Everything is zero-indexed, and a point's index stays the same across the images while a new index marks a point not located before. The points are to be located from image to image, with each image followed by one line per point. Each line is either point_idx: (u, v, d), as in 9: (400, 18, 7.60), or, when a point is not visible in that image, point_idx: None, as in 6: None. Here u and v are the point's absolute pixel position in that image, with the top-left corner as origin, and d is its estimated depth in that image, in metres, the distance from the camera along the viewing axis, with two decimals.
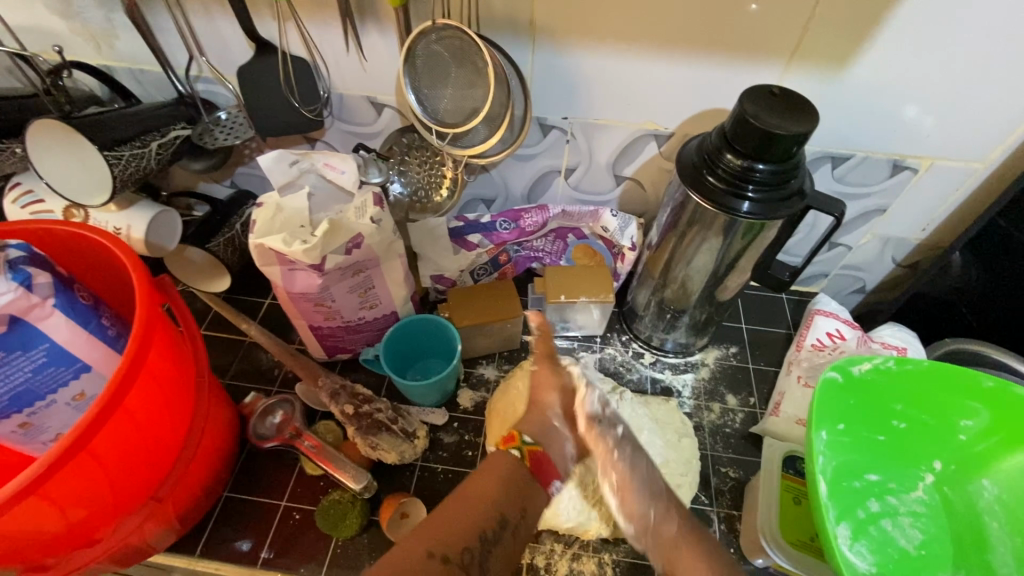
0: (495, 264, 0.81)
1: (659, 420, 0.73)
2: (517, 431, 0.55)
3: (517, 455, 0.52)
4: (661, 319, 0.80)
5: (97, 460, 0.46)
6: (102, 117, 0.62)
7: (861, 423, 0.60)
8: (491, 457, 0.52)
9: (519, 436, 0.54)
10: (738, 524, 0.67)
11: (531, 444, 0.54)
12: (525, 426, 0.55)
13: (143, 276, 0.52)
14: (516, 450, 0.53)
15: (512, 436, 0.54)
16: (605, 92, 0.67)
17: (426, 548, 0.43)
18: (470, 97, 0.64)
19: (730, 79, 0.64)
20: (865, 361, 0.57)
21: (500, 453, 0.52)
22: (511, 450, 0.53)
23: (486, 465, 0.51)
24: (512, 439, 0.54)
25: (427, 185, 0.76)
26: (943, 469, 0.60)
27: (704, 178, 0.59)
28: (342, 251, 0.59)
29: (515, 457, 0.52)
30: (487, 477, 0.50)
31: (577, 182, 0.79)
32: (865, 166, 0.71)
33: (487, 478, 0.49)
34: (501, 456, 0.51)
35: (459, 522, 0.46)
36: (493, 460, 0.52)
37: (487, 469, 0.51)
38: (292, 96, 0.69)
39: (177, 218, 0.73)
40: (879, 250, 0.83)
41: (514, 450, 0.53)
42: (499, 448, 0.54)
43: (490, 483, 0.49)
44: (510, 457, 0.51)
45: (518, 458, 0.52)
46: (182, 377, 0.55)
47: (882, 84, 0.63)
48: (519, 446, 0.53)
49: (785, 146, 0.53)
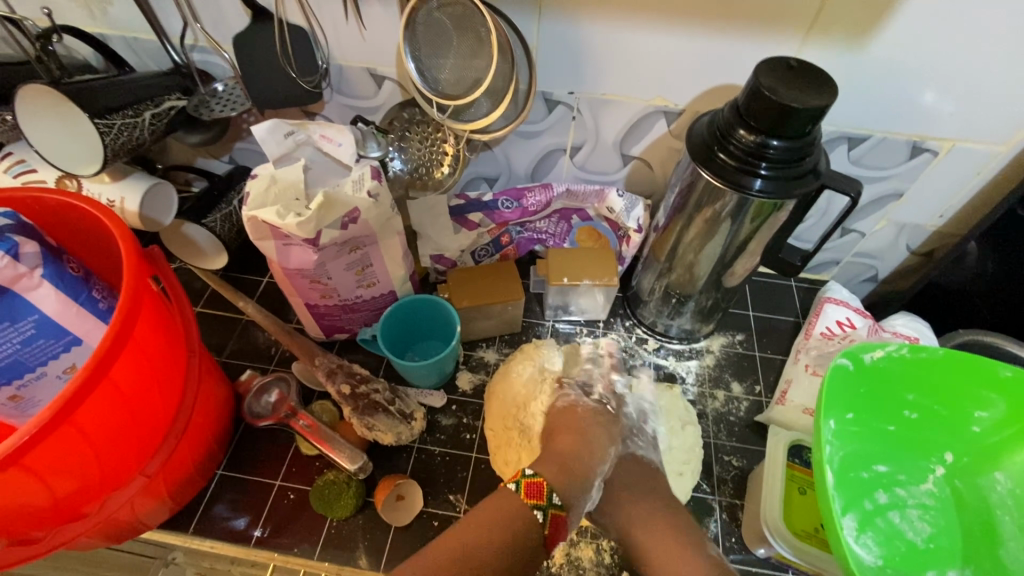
0: (497, 245, 0.80)
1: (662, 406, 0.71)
2: (547, 488, 0.55)
3: (540, 519, 0.53)
4: (667, 304, 0.78)
5: (81, 433, 0.45)
6: (92, 84, 0.60)
7: (872, 413, 0.58)
8: (510, 503, 0.53)
9: (548, 497, 0.54)
10: (741, 513, 0.66)
11: (556, 508, 0.54)
12: (556, 486, 0.55)
13: (131, 245, 0.50)
14: (540, 514, 0.53)
15: (540, 493, 0.54)
16: (613, 64, 0.64)
17: None
18: (473, 67, 0.62)
19: (745, 51, 0.61)
20: (878, 348, 0.55)
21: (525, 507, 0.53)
22: (534, 512, 0.53)
23: (502, 515, 0.52)
24: (541, 498, 0.54)
25: (428, 162, 0.73)
26: (954, 461, 0.58)
27: (716, 155, 0.57)
28: (337, 225, 0.58)
29: (537, 521, 0.53)
30: (502, 526, 0.51)
31: (583, 161, 0.77)
32: (882, 148, 0.68)
33: (500, 530, 0.51)
34: (527, 513, 0.53)
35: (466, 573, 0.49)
36: (509, 515, 0.52)
37: (499, 518, 0.52)
38: (288, 64, 0.66)
39: (172, 193, 0.71)
40: (894, 237, 0.80)
41: (538, 511, 0.53)
42: (523, 500, 0.53)
43: (499, 538, 0.51)
44: (533, 519, 0.53)
45: (540, 523, 0.53)
46: (172, 350, 0.53)
47: (907, 60, 0.60)
48: (544, 509, 0.54)
49: (800, 121, 0.50)
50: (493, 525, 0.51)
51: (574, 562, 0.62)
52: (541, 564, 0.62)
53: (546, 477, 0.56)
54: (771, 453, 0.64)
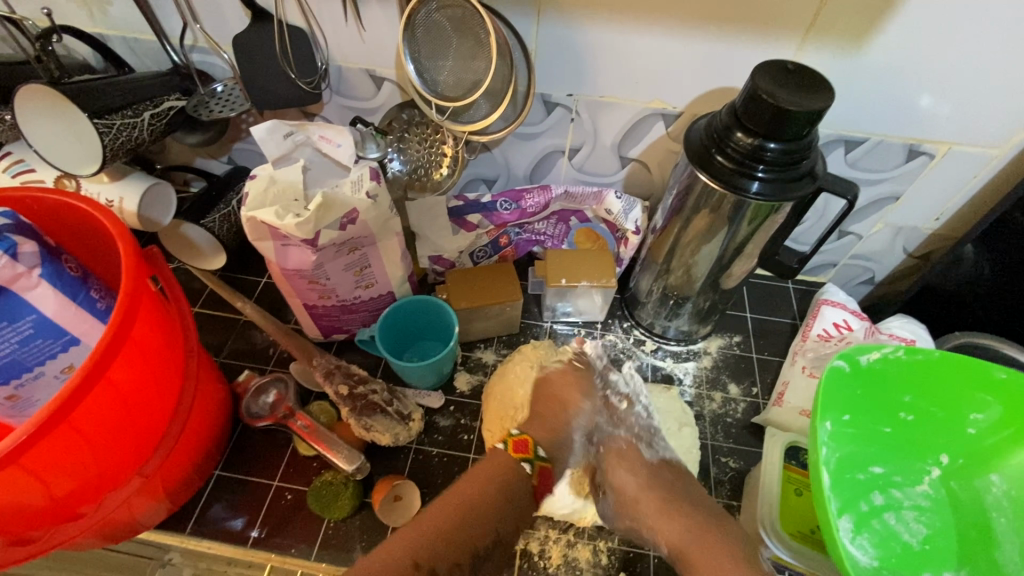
0: (495, 246, 0.80)
1: (659, 407, 0.72)
2: (533, 443, 0.60)
3: (529, 470, 0.57)
4: (664, 306, 0.78)
5: (79, 433, 0.45)
6: (92, 84, 0.60)
7: (868, 415, 0.58)
8: (496, 454, 0.58)
9: (533, 449, 0.59)
10: (737, 515, 0.66)
11: (541, 459, 0.59)
12: (540, 441, 0.61)
13: (129, 245, 0.50)
14: (529, 467, 0.58)
15: (527, 448, 0.59)
16: (612, 67, 0.65)
17: (414, 559, 0.47)
18: (471, 69, 0.62)
19: (742, 54, 0.61)
20: (874, 351, 0.55)
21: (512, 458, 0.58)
22: (523, 464, 0.58)
23: (495, 466, 0.57)
24: (527, 450, 0.59)
25: (427, 162, 0.73)
26: (950, 463, 0.59)
27: (713, 157, 0.57)
28: (336, 226, 0.58)
29: (526, 472, 0.57)
30: (495, 475, 0.56)
31: (581, 162, 0.77)
32: (878, 151, 0.69)
33: (493, 478, 0.55)
34: (516, 465, 0.57)
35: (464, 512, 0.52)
36: (500, 467, 0.57)
37: (492, 467, 0.57)
38: (287, 66, 0.66)
39: (171, 192, 0.72)
40: (890, 239, 0.80)
41: (526, 463, 0.58)
42: (512, 453, 0.58)
43: (493, 483, 0.55)
44: (522, 471, 0.57)
45: (529, 474, 0.58)
46: (170, 351, 0.53)
47: (902, 64, 0.60)
48: (531, 459, 0.58)
49: (797, 123, 0.51)
50: (488, 477, 0.55)
51: (571, 563, 0.62)
52: (537, 564, 0.62)
53: (532, 435, 0.61)
54: (767, 454, 0.65)
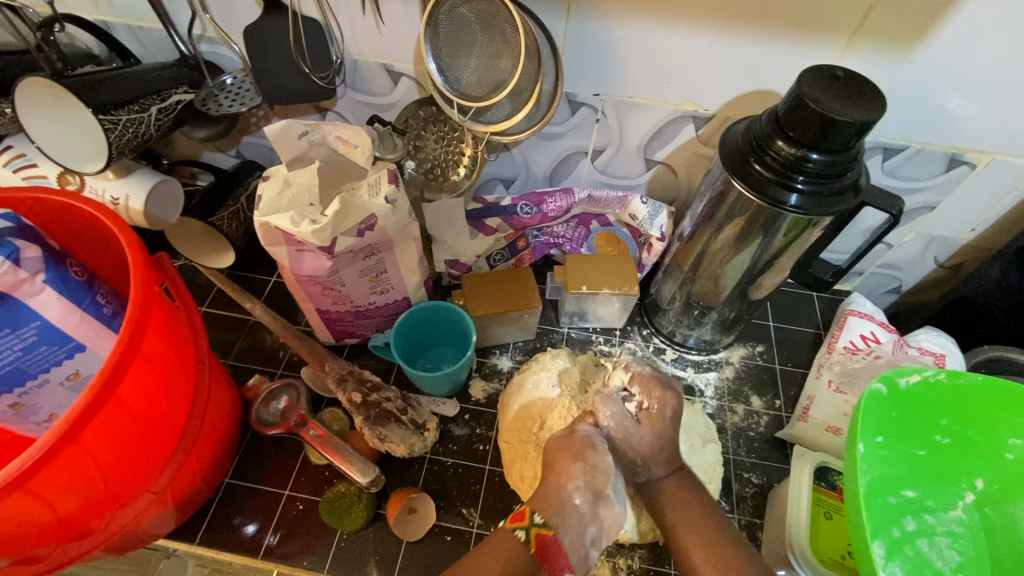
0: (513, 249, 0.78)
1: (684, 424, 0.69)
2: (529, 509, 0.53)
3: (522, 538, 0.51)
4: (687, 315, 0.76)
5: (87, 453, 0.43)
6: (97, 77, 0.58)
7: (902, 437, 0.56)
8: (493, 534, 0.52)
9: (529, 516, 0.52)
10: (760, 532, 0.64)
11: (539, 526, 0.52)
12: (536, 506, 0.53)
13: (137, 251, 0.48)
14: (523, 534, 0.51)
15: (522, 515, 0.53)
16: (644, 66, 0.61)
17: None
18: (495, 68, 0.59)
19: (782, 57, 0.58)
20: (914, 373, 0.53)
21: (505, 531, 0.52)
22: (516, 533, 0.51)
23: (506, 556, 0.50)
24: (519, 518, 0.52)
25: (444, 162, 0.70)
26: (984, 488, 0.57)
27: (750, 166, 0.55)
28: (353, 232, 0.55)
29: (519, 540, 0.51)
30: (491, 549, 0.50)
31: (604, 164, 0.74)
32: (918, 158, 0.66)
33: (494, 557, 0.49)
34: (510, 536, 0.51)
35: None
36: (515, 552, 0.50)
37: (505, 559, 0.49)
38: (302, 61, 0.63)
39: (178, 187, 0.68)
40: (922, 249, 0.77)
41: (519, 531, 0.51)
42: (506, 526, 0.53)
43: (482, 558, 0.49)
44: (514, 538, 0.51)
45: (523, 543, 0.51)
46: (181, 363, 0.51)
47: (951, 72, 0.57)
48: (525, 527, 0.52)
49: (844, 134, 0.48)
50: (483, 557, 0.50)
51: None
52: None
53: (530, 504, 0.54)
54: (796, 474, 0.62)
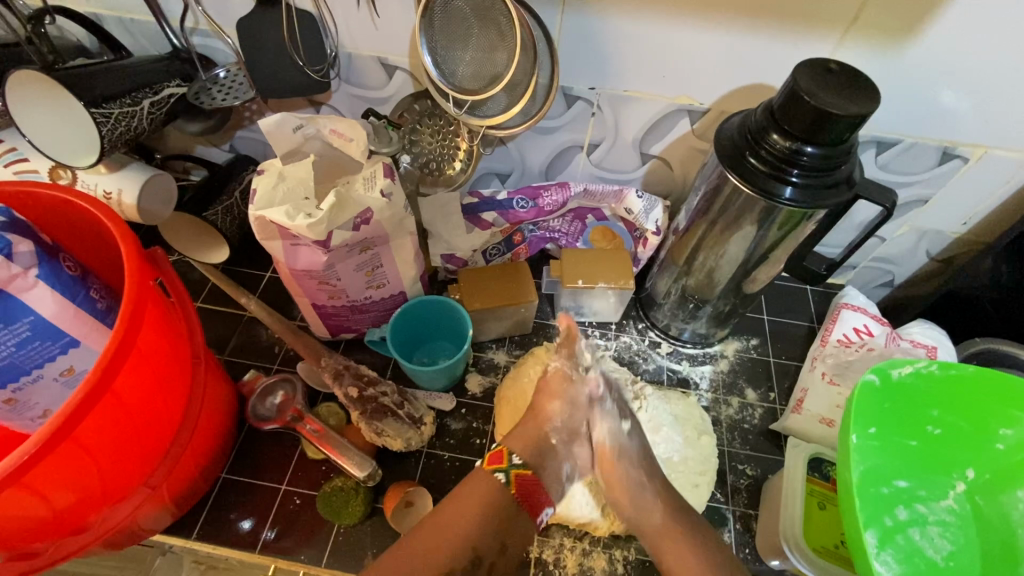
0: (509, 244, 0.77)
1: (676, 415, 0.69)
2: (508, 451, 0.56)
3: (503, 481, 0.54)
4: (682, 308, 0.76)
5: (82, 448, 0.43)
6: (88, 69, 0.57)
7: (894, 427, 0.56)
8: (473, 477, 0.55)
9: (507, 458, 0.56)
10: (754, 523, 0.65)
11: (518, 467, 0.55)
12: (515, 449, 0.56)
13: (131, 246, 0.47)
14: (504, 476, 0.54)
15: (501, 458, 0.56)
16: (639, 59, 0.61)
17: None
18: (491, 62, 0.59)
19: (778, 51, 0.58)
20: (906, 365, 0.54)
21: (483, 474, 0.55)
22: (496, 475, 0.54)
23: (478, 492, 0.53)
24: (499, 461, 0.55)
25: (439, 156, 0.70)
26: (975, 478, 0.57)
27: (745, 159, 0.55)
28: (349, 226, 0.55)
29: (499, 483, 0.54)
30: (474, 496, 0.53)
31: (600, 158, 0.74)
32: (911, 152, 0.66)
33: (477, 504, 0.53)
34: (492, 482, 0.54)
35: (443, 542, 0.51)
36: (496, 494, 0.53)
37: (474, 496, 0.53)
38: (296, 54, 0.62)
39: (171, 181, 0.68)
40: (914, 242, 0.78)
41: (500, 473, 0.55)
42: (486, 468, 0.56)
43: (467, 506, 0.53)
44: (496, 481, 0.54)
45: (503, 484, 0.54)
46: (176, 358, 0.51)
47: (944, 65, 0.57)
48: (506, 470, 0.55)
49: (838, 128, 0.48)
50: (466, 504, 0.53)
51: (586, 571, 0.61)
52: (552, 572, 0.61)
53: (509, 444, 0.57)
54: (791, 466, 0.63)
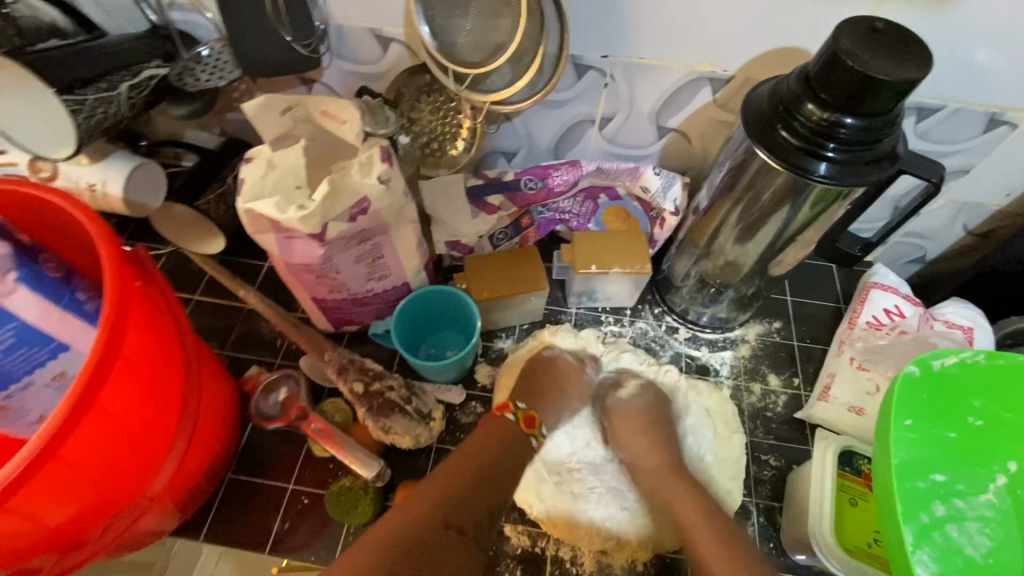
0: (517, 227, 0.72)
1: (710, 409, 0.67)
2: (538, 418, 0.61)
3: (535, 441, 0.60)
4: (702, 292, 0.72)
5: (69, 465, 0.41)
6: (56, 53, 0.52)
7: (931, 420, 0.53)
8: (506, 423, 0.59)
9: (537, 424, 0.61)
10: (779, 516, 0.63)
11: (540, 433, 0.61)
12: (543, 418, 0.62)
13: (111, 247, 0.44)
14: (535, 440, 0.60)
15: (534, 423, 0.61)
16: (656, 22, 0.56)
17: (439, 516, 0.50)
18: (495, 29, 0.53)
19: (812, 9, 0.52)
20: (950, 355, 0.52)
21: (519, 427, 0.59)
22: (529, 437, 0.59)
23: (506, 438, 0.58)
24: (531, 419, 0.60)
25: (440, 135, 0.66)
26: (1017, 471, 0.53)
27: (777, 132, 0.50)
28: (346, 217, 0.51)
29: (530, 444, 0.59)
30: (512, 443, 0.57)
31: (613, 133, 0.69)
32: (955, 119, 0.60)
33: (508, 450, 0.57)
34: (524, 437, 0.59)
35: (483, 482, 0.54)
36: (521, 443, 0.58)
37: (504, 438, 0.57)
38: (281, 26, 0.56)
39: (160, 170, 0.64)
40: (951, 217, 0.72)
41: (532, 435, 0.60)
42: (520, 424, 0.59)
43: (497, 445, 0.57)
44: (529, 443, 0.59)
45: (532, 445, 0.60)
46: (167, 364, 0.48)
47: (998, 19, 0.51)
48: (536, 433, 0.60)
49: (885, 95, 0.43)
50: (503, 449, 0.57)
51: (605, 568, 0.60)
52: (569, 569, 0.59)
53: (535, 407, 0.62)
54: (820, 459, 0.60)
